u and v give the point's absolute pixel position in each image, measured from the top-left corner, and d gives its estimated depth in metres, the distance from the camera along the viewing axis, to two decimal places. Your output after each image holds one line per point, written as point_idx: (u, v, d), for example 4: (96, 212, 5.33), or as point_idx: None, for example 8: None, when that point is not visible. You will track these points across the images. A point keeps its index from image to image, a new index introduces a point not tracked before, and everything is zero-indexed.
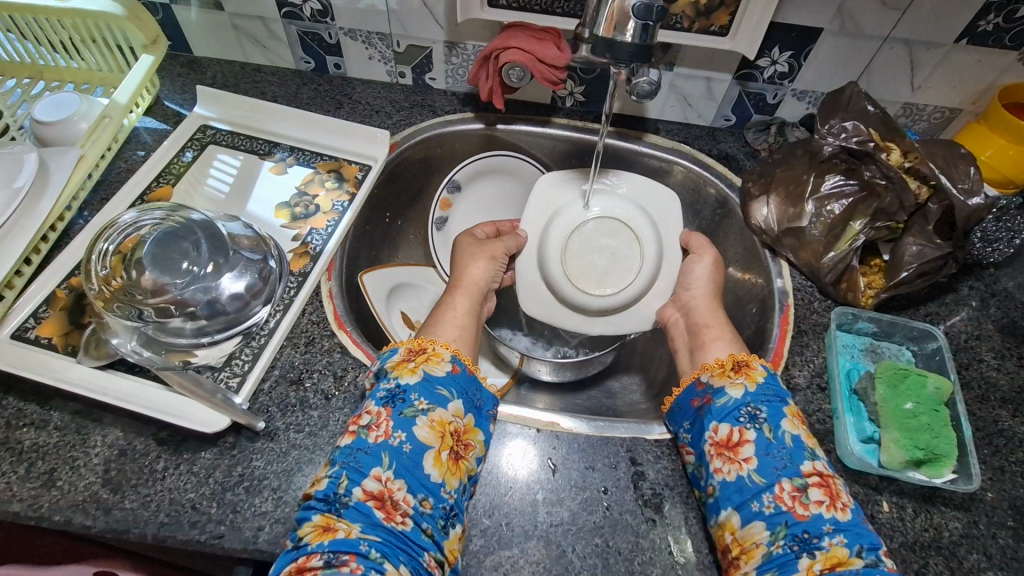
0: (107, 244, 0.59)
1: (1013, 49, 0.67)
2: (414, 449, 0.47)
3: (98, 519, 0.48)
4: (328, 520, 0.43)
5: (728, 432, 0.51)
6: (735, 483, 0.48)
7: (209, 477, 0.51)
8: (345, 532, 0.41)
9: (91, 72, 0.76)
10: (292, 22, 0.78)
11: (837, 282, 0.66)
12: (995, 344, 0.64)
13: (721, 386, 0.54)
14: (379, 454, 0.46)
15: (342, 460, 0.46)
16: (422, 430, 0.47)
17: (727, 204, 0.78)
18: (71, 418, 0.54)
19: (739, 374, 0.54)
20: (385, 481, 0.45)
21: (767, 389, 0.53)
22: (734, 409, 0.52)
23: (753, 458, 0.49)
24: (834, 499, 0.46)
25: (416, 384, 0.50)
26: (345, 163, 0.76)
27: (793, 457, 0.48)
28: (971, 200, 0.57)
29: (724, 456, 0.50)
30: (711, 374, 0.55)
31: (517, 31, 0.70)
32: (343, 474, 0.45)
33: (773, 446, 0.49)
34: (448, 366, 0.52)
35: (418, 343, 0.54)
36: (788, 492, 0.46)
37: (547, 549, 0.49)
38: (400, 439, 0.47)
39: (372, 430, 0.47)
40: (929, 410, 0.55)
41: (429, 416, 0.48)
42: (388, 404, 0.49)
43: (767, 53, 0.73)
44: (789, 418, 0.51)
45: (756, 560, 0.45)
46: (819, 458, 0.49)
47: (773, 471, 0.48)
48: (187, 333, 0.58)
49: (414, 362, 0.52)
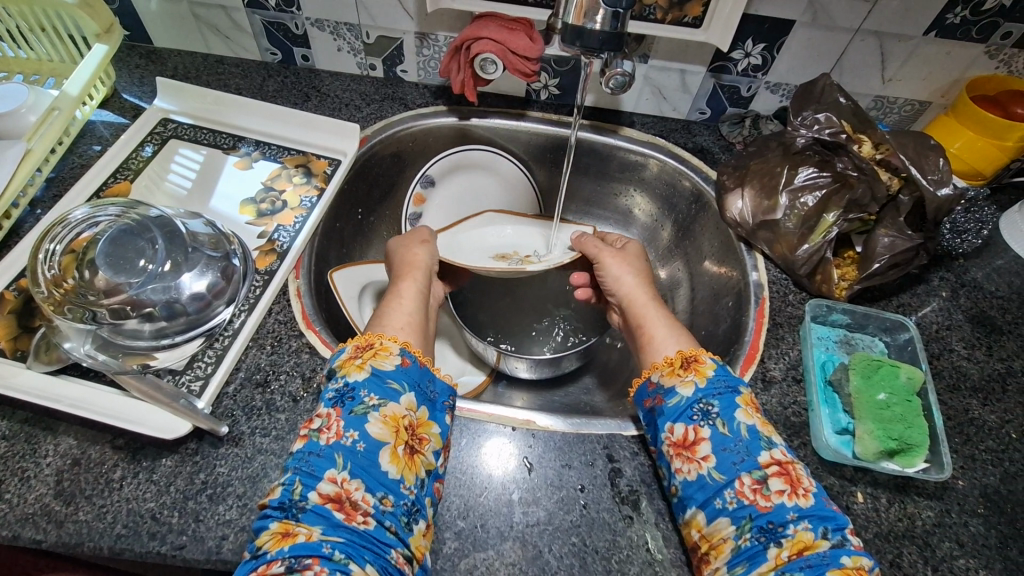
0: (54, 244, 0.56)
1: (980, 42, 0.68)
2: (368, 448, 0.45)
3: (50, 533, 0.46)
4: (286, 525, 0.40)
5: (683, 432, 0.50)
6: (697, 482, 0.47)
7: (170, 486, 0.49)
8: (305, 536, 0.39)
9: (40, 62, 0.72)
10: (256, 11, 0.76)
11: (811, 274, 0.66)
12: (966, 333, 0.65)
13: (671, 386, 0.52)
14: (333, 456, 0.44)
15: (294, 465, 0.44)
16: (375, 427, 0.46)
17: (702, 197, 0.78)
18: (21, 427, 0.51)
19: (688, 371, 0.52)
20: (341, 482, 0.43)
21: (719, 382, 0.51)
22: (686, 408, 0.50)
23: (711, 455, 0.47)
24: (795, 486, 0.45)
25: (365, 380, 0.48)
26: (314, 158, 0.73)
27: (750, 449, 0.47)
28: (941, 191, 0.57)
29: (683, 456, 0.49)
30: (661, 373, 0.53)
31: (488, 21, 0.68)
32: (296, 480, 0.43)
33: (728, 440, 0.48)
34: (397, 359, 0.51)
35: (365, 338, 0.52)
36: (749, 485, 0.45)
37: (523, 551, 0.48)
38: (353, 438, 0.45)
39: (323, 432, 0.46)
40: (901, 400, 0.55)
41: (381, 411, 0.47)
42: (337, 405, 0.47)
43: (740, 45, 0.72)
44: (743, 408, 0.50)
45: (726, 555, 0.44)
46: (776, 446, 0.48)
47: (732, 466, 0.46)
48: (146, 335, 0.55)
49: (361, 358, 0.50)
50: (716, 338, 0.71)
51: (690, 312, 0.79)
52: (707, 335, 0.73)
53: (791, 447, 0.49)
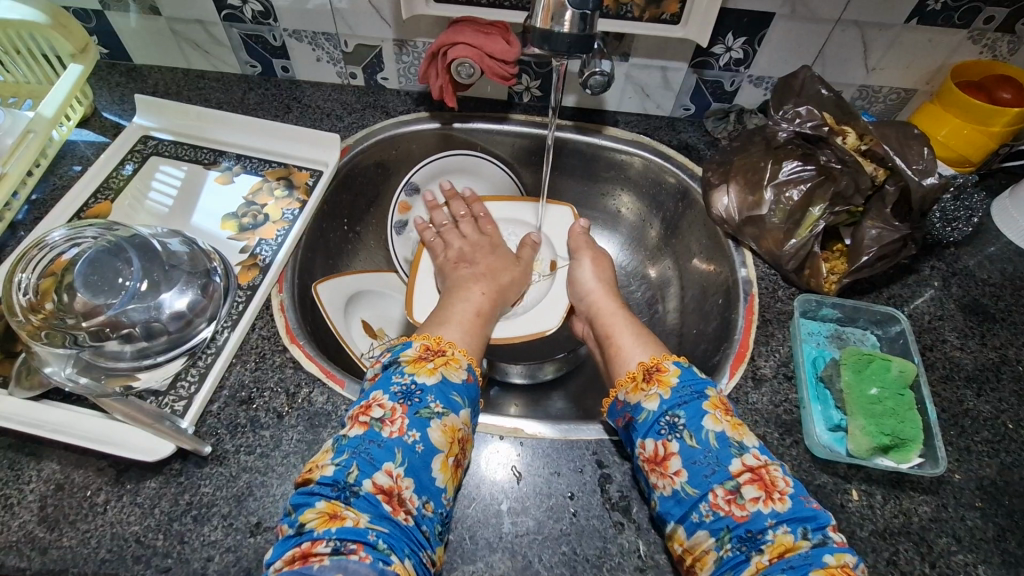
0: (27, 273, 0.56)
1: (962, 27, 0.67)
2: (426, 450, 0.45)
3: (33, 560, 0.45)
4: (334, 507, 0.42)
5: (654, 447, 0.49)
6: (672, 497, 0.46)
7: (154, 508, 0.48)
8: (353, 521, 0.41)
9: (18, 85, 0.72)
10: (233, 24, 0.75)
11: (799, 269, 0.65)
12: (959, 323, 0.64)
13: (637, 402, 0.52)
14: (392, 449, 0.45)
15: (351, 449, 0.45)
16: (434, 433, 0.46)
17: (688, 193, 0.77)
18: (3, 453, 0.50)
19: (652, 383, 0.52)
20: (395, 477, 0.44)
21: (683, 390, 0.51)
22: (653, 423, 0.50)
23: (682, 469, 0.47)
24: (769, 490, 0.44)
25: (434, 385, 0.49)
26: (296, 170, 0.73)
27: (719, 460, 0.46)
28: (925, 181, 0.56)
29: (656, 472, 0.48)
30: (626, 391, 0.54)
31: (464, 26, 0.68)
32: (354, 463, 0.44)
33: (697, 453, 0.47)
34: (464, 373, 0.52)
35: (436, 343, 0.54)
36: (722, 496, 0.45)
37: (512, 561, 0.48)
38: (413, 438, 0.46)
39: (386, 424, 0.46)
40: (893, 394, 0.55)
41: (444, 419, 0.47)
42: (403, 401, 0.48)
43: (721, 40, 0.71)
44: (711, 414, 0.49)
45: (711, 566, 0.44)
46: (747, 450, 0.47)
47: (704, 478, 0.46)
48: (127, 356, 0.55)
49: (432, 362, 0.51)
50: (705, 336, 0.70)
51: (679, 311, 0.78)
52: (697, 333, 0.73)
53: (764, 446, 0.48)
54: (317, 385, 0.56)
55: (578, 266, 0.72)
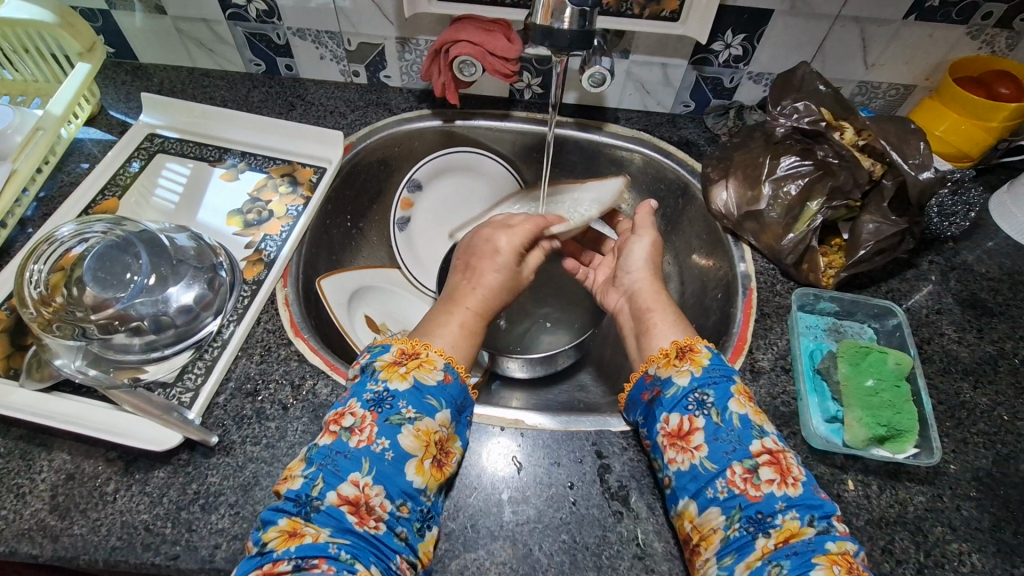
0: (39, 265, 0.57)
1: (961, 23, 0.68)
2: (396, 457, 0.46)
3: (45, 547, 0.47)
4: (295, 524, 0.42)
5: (679, 421, 0.50)
6: (689, 472, 0.47)
7: (163, 497, 0.49)
8: (312, 537, 0.41)
9: (26, 83, 0.73)
10: (238, 23, 0.76)
11: (798, 263, 0.66)
12: (956, 317, 0.64)
13: (667, 376, 0.53)
14: (359, 459, 0.45)
15: (319, 461, 0.45)
16: (406, 439, 0.47)
17: (688, 189, 0.78)
18: (15, 444, 0.52)
19: (684, 361, 0.53)
20: (362, 486, 0.44)
21: (713, 371, 0.51)
22: (682, 398, 0.51)
23: (704, 444, 0.48)
24: (784, 475, 0.45)
25: (406, 391, 0.49)
26: (300, 167, 0.74)
27: (741, 439, 0.47)
28: (922, 174, 0.57)
29: (677, 446, 0.49)
30: (658, 365, 0.54)
31: (466, 24, 0.69)
32: (319, 476, 0.45)
33: (721, 430, 0.48)
34: (440, 374, 0.51)
35: (412, 346, 0.52)
36: (740, 474, 0.46)
37: (514, 549, 0.48)
38: (382, 445, 0.46)
39: (355, 433, 0.47)
40: (889, 386, 0.55)
41: (415, 424, 0.47)
42: (374, 409, 0.48)
43: (721, 36, 0.72)
44: (737, 398, 0.50)
45: (715, 545, 0.44)
46: (768, 435, 0.48)
47: (724, 455, 0.47)
48: (136, 349, 0.56)
49: (406, 366, 0.50)
50: (705, 330, 0.71)
51: (680, 305, 0.79)
52: (697, 327, 0.73)
53: (782, 435, 0.49)
54: (321, 377, 0.57)
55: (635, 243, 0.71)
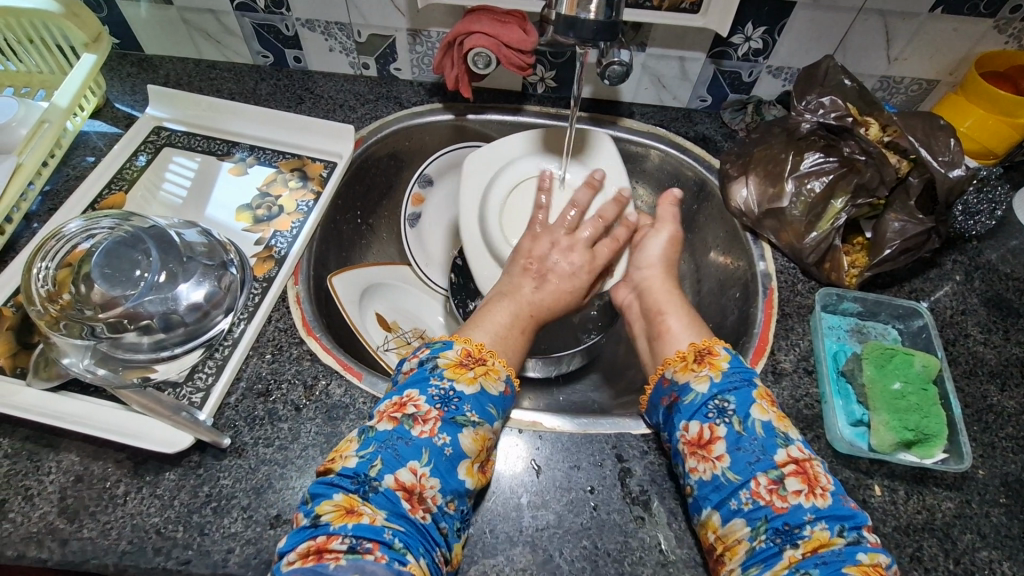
0: (46, 262, 0.56)
1: (988, 17, 0.66)
2: (454, 454, 0.45)
3: (54, 551, 0.45)
4: (352, 501, 0.41)
5: (698, 430, 0.48)
6: (711, 483, 0.46)
7: (174, 500, 0.48)
8: (370, 518, 0.40)
9: (30, 75, 0.72)
10: (246, 14, 0.75)
11: (820, 263, 0.65)
12: (981, 318, 0.63)
13: (685, 382, 0.51)
14: (420, 448, 0.44)
15: (378, 443, 0.44)
16: (466, 439, 0.46)
17: (706, 186, 0.76)
18: (22, 444, 0.50)
19: (703, 365, 0.51)
20: (420, 476, 0.43)
21: (733, 376, 0.50)
22: (701, 405, 0.49)
23: (726, 455, 0.46)
24: (812, 486, 0.44)
25: (472, 394, 0.48)
26: (310, 161, 0.72)
27: (765, 449, 0.46)
28: (952, 172, 0.56)
29: (698, 455, 0.48)
30: (676, 369, 0.53)
31: (480, 15, 0.67)
32: (378, 458, 0.43)
33: (743, 439, 0.46)
34: (502, 386, 0.51)
35: (478, 350, 0.52)
36: (765, 486, 0.44)
37: (533, 555, 0.47)
38: (443, 440, 0.45)
39: (418, 423, 0.45)
40: (917, 390, 0.54)
41: (477, 428, 0.47)
42: (440, 405, 0.47)
43: (740, 29, 0.70)
44: (758, 403, 0.48)
45: (740, 556, 0.43)
46: (793, 443, 0.47)
47: (748, 466, 0.45)
48: (145, 348, 0.55)
49: (472, 370, 0.50)
50: (723, 330, 0.70)
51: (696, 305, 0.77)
52: (714, 327, 0.72)
53: (807, 443, 0.48)
54: (334, 377, 0.56)
55: (652, 237, 0.68)
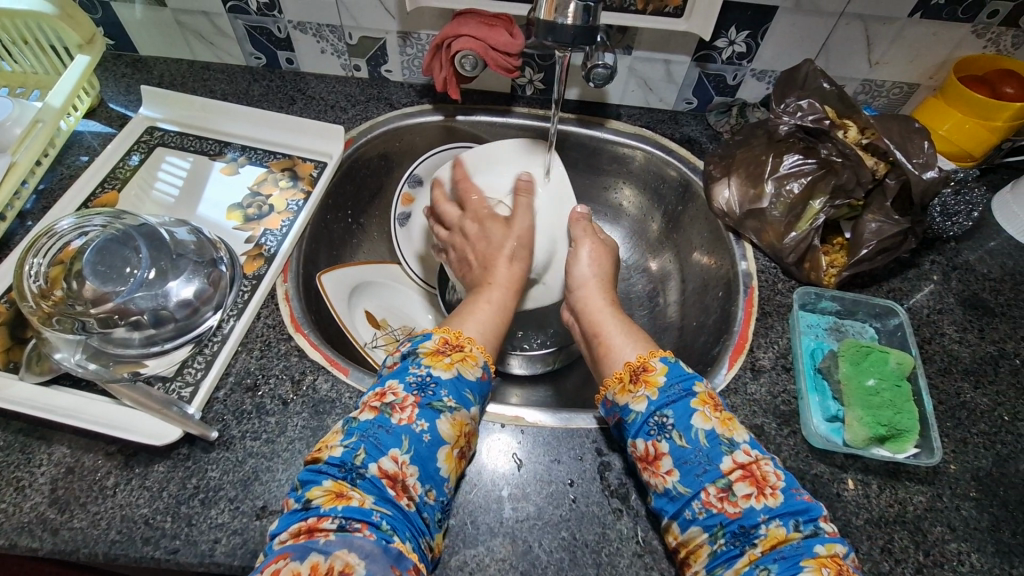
0: (38, 258, 0.57)
1: (966, 22, 0.67)
2: (432, 440, 0.46)
3: (45, 540, 0.46)
4: (340, 486, 0.42)
5: (644, 447, 0.49)
6: (665, 495, 0.47)
7: (163, 491, 0.49)
8: (359, 501, 0.41)
9: (25, 76, 0.73)
10: (238, 16, 0.76)
11: (800, 262, 0.66)
12: (958, 317, 0.64)
13: (624, 403, 0.52)
14: (400, 436, 0.45)
15: (361, 432, 0.45)
16: (444, 425, 0.47)
17: (690, 186, 0.77)
18: (15, 437, 0.51)
19: (638, 385, 0.52)
20: (401, 463, 0.44)
21: (670, 390, 0.50)
22: (643, 423, 0.50)
23: (674, 469, 0.47)
24: (761, 487, 0.45)
25: (449, 380, 0.49)
26: (300, 161, 0.74)
27: (710, 458, 0.46)
28: (926, 174, 0.56)
29: (649, 470, 0.49)
30: (614, 390, 0.53)
31: (468, 18, 0.68)
32: (362, 446, 0.44)
33: (688, 452, 0.47)
34: (479, 372, 0.52)
35: (456, 337, 0.54)
36: (715, 494, 0.45)
37: (513, 546, 0.48)
38: (422, 427, 0.46)
39: (397, 411, 0.46)
40: (890, 386, 0.55)
41: (454, 413, 0.48)
42: (417, 392, 0.48)
43: (724, 33, 0.72)
44: (700, 412, 0.49)
45: (704, 559, 0.44)
46: (738, 447, 0.47)
47: (696, 477, 0.46)
48: (136, 342, 0.56)
49: (449, 357, 0.51)
50: (706, 328, 0.71)
51: (681, 303, 0.79)
52: (697, 326, 0.73)
53: (755, 441, 0.48)
54: (321, 373, 0.57)
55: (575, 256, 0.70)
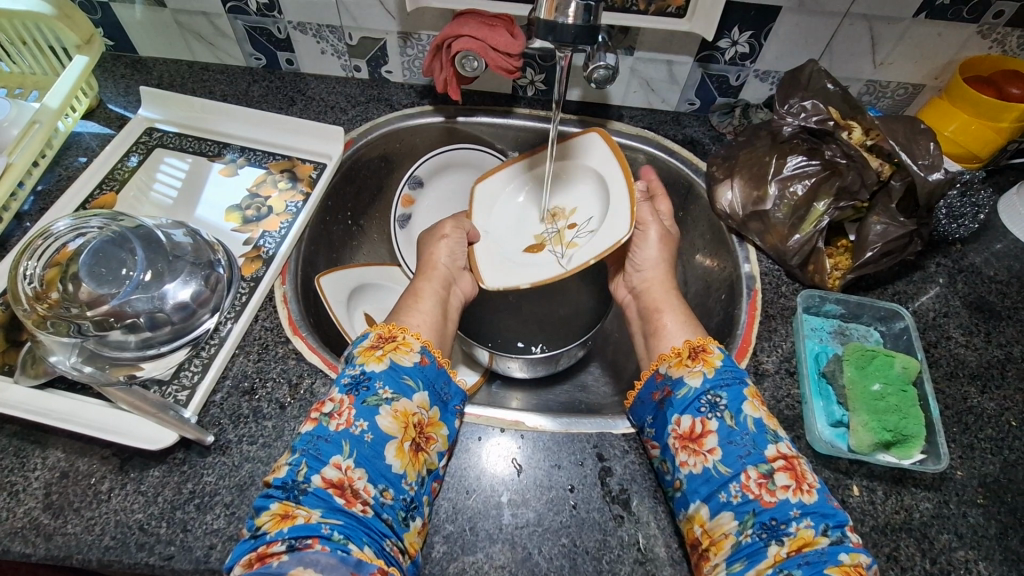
0: (32, 261, 0.56)
1: (972, 22, 0.67)
2: (375, 439, 0.46)
3: (39, 546, 0.46)
4: (286, 507, 0.42)
5: (690, 424, 0.49)
6: (702, 475, 0.47)
7: (158, 496, 0.48)
8: (305, 518, 0.41)
9: (23, 76, 0.72)
10: (238, 17, 0.75)
11: (803, 265, 0.65)
12: (964, 320, 0.63)
13: (679, 377, 0.52)
14: (340, 442, 0.45)
15: (301, 446, 0.45)
16: (385, 419, 0.47)
17: (693, 188, 0.77)
18: (9, 441, 0.51)
19: (697, 361, 0.52)
20: (345, 469, 0.44)
21: (725, 373, 0.51)
22: (693, 399, 0.50)
23: (717, 448, 0.47)
24: (800, 482, 0.45)
25: (381, 372, 0.49)
26: (299, 162, 0.73)
27: (756, 443, 0.47)
28: (931, 176, 0.56)
29: (689, 449, 0.48)
30: (670, 364, 0.54)
31: (468, 18, 0.68)
32: (303, 461, 0.44)
33: (735, 433, 0.48)
34: (416, 356, 0.51)
35: (389, 330, 0.54)
36: (755, 479, 0.45)
37: (512, 553, 0.48)
38: (361, 428, 0.46)
39: (334, 418, 0.46)
40: (896, 391, 0.54)
41: (393, 405, 0.47)
42: (351, 392, 0.48)
43: (727, 34, 0.71)
44: (750, 401, 0.50)
45: (726, 551, 0.44)
46: (782, 440, 0.48)
47: (738, 459, 0.46)
48: (132, 346, 0.55)
49: (381, 349, 0.51)
50: (709, 331, 0.70)
51: None
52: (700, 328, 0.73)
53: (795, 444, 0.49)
54: (319, 376, 0.56)
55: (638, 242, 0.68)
